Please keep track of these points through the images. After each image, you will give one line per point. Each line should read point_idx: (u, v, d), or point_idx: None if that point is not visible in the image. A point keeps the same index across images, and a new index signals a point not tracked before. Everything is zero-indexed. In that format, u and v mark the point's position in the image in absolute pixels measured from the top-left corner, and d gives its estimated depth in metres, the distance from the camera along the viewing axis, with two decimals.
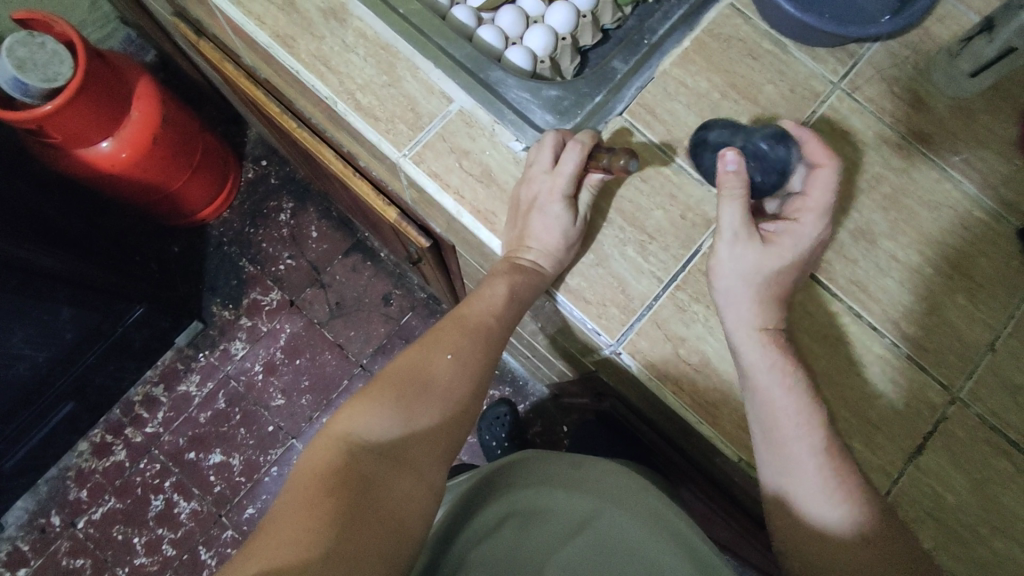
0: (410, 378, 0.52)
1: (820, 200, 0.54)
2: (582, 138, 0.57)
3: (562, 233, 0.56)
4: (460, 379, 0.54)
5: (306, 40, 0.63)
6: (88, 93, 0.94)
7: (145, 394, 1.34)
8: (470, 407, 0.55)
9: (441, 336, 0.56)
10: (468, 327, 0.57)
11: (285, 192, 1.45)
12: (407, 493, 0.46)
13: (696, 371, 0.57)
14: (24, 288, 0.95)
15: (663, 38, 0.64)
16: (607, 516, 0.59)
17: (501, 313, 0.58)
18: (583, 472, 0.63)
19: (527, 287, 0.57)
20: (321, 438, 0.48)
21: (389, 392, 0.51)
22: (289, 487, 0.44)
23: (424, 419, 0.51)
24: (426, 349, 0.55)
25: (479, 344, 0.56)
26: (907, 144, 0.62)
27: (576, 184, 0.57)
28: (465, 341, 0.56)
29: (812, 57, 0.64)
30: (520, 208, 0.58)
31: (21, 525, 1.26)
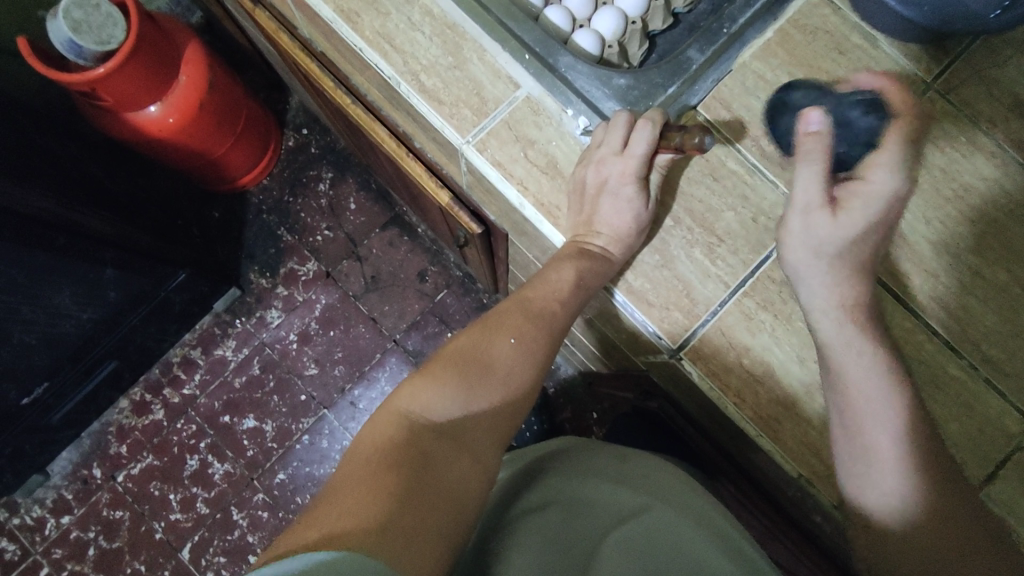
0: (468, 360, 0.52)
1: (894, 155, 0.49)
2: (651, 116, 0.55)
3: (633, 217, 0.55)
4: (521, 366, 0.54)
5: (370, 17, 0.61)
6: (138, 55, 0.93)
7: (183, 356, 1.36)
8: (527, 397, 0.55)
9: (503, 318, 0.56)
10: (532, 312, 0.56)
11: (325, 161, 1.44)
12: (463, 472, 0.47)
13: (760, 382, 0.55)
14: (75, 251, 0.96)
15: (744, 27, 0.60)
16: (656, 513, 0.58)
17: (565, 300, 0.57)
18: (633, 466, 0.63)
19: (596, 271, 0.55)
20: (379, 414, 0.48)
21: (450, 372, 0.51)
22: (348, 459, 0.44)
23: (482, 403, 0.51)
24: (489, 331, 0.54)
25: (542, 331, 0.56)
26: (1003, 154, 0.57)
27: (647, 165, 0.55)
28: (528, 326, 0.56)
29: (905, 54, 0.59)
30: (587, 192, 0.57)
31: (64, 475, 1.30)
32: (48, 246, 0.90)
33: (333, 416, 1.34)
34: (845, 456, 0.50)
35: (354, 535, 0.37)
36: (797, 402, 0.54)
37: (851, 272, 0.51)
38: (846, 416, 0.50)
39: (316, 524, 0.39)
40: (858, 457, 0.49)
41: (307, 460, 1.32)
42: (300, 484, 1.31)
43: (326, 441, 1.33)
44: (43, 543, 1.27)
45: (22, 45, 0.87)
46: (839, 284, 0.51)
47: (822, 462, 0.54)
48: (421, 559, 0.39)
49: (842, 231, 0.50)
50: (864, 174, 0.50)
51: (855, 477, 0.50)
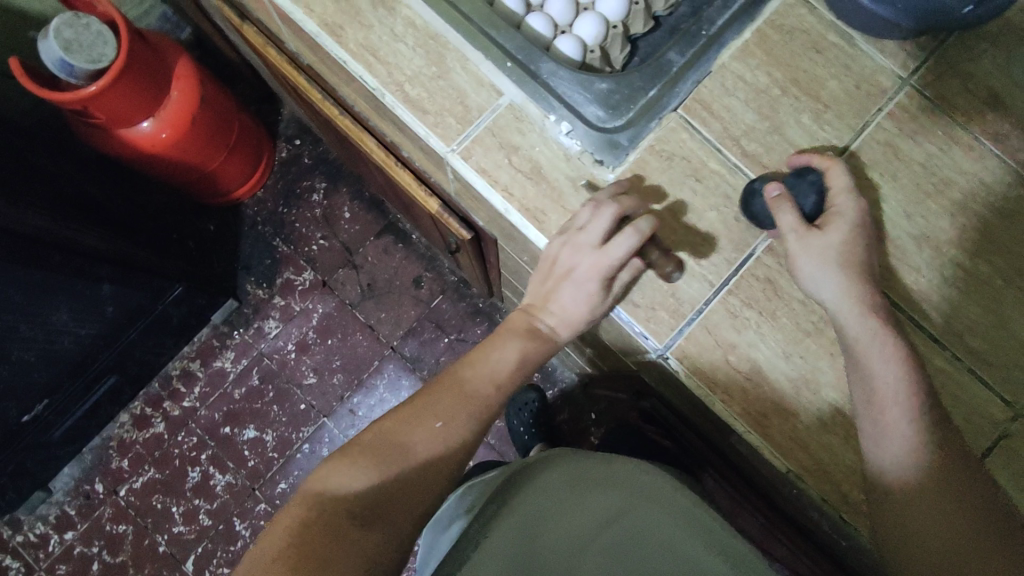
0: (394, 441, 0.51)
1: (841, 180, 0.54)
2: (641, 224, 0.52)
3: (589, 307, 0.56)
4: (450, 447, 0.52)
5: (354, 30, 0.62)
6: (130, 72, 0.94)
7: (182, 369, 1.37)
8: (456, 475, 0.54)
9: (438, 396, 0.54)
10: (461, 390, 0.55)
11: (318, 171, 1.45)
12: (376, 557, 0.45)
13: (746, 379, 0.55)
14: (71, 267, 0.96)
15: (722, 29, 0.61)
16: (634, 517, 0.58)
17: (501, 384, 0.56)
18: (612, 468, 0.63)
19: (539, 351, 0.58)
20: (296, 496, 0.47)
21: (373, 453, 0.50)
22: (255, 549, 0.43)
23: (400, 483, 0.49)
24: (419, 411, 0.53)
25: (473, 413, 0.54)
26: (980, 146, 0.58)
27: (619, 268, 0.54)
28: (457, 409, 0.54)
29: (882, 51, 0.60)
30: (553, 272, 0.56)
31: (66, 491, 1.30)
32: (44, 264, 0.90)
33: (333, 424, 1.34)
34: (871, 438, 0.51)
35: None
36: (783, 397, 0.55)
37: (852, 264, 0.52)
38: (872, 405, 0.50)
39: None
40: (880, 431, 0.50)
41: (308, 469, 1.33)
42: None
43: (327, 450, 1.33)
44: (46, 560, 1.27)
45: (14, 66, 0.88)
46: (846, 280, 0.51)
47: (810, 456, 0.55)
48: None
49: (835, 239, 0.52)
50: (829, 204, 0.54)
51: (879, 449, 0.50)
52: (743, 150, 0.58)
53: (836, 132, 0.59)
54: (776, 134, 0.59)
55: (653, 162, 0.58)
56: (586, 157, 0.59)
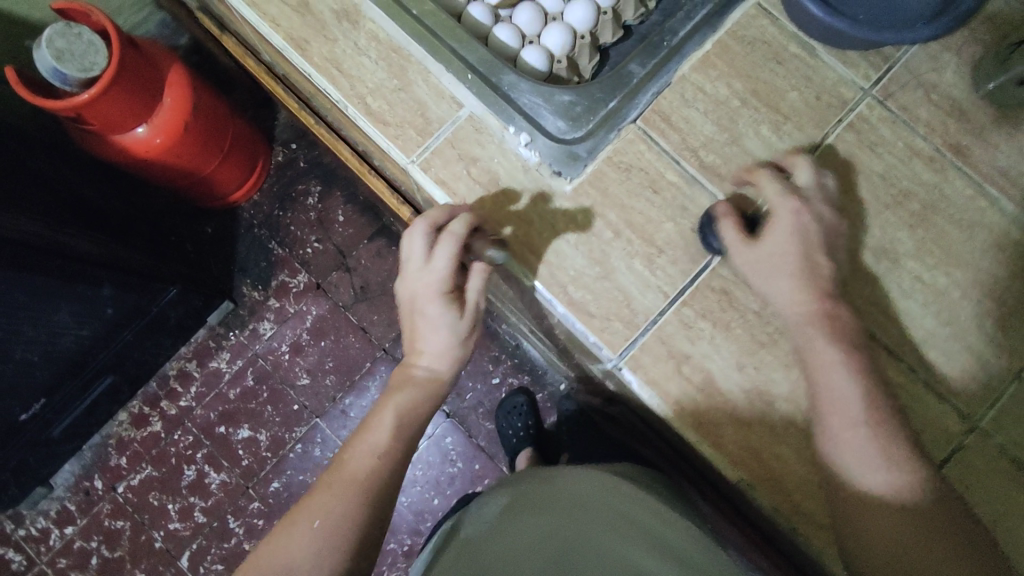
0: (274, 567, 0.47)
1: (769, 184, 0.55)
2: (455, 229, 0.54)
3: (450, 333, 0.57)
4: (336, 531, 0.48)
5: (319, 43, 0.63)
6: (122, 80, 0.96)
7: (179, 369, 1.40)
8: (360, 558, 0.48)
9: (312, 501, 0.50)
10: (340, 485, 0.51)
11: (313, 175, 1.46)
12: None
13: (700, 390, 0.56)
14: (73, 274, 0.98)
15: (683, 41, 0.61)
16: (578, 528, 0.56)
17: (381, 452, 0.53)
18: (565, 492, 0.62)
19: (414, 397, 0.58)
20: None
21: None
22: None
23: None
24: (291, 524, 0.49)
25: (349, 495, 0.50)
26: (941, 157, 0.58)
27: (453, 280, 0.56)
28: (331, 502, 0.49)
29: (844, 62, 0.60)
30: (407, 308, 0.58)
31: (66, 487, 1.33)
32: (49, 271, 0.93)
33: (325, 424, 1.36)
34: (844, 460, 0.48)
35: None
36: (735, 408, 0.56)
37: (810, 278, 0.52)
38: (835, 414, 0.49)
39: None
40: (848, 450, 0.48)
41: (301, 468, 1.35)
42: (295, 492, 1.34)
43: (319, 450, 1.35)
44: (47, 553, 1.30)
45: (11, 75, 0.90)
46: (801, 298, 0.51)
47: (762, 467, 0.55)
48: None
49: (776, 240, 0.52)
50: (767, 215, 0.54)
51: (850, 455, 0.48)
52: (701, 162, 0.59)
53: (795, 143, 0.59)
54: (734, 145, 0.59)
55: (610, 174, 0.59)
56: (544, 168, 0.59)
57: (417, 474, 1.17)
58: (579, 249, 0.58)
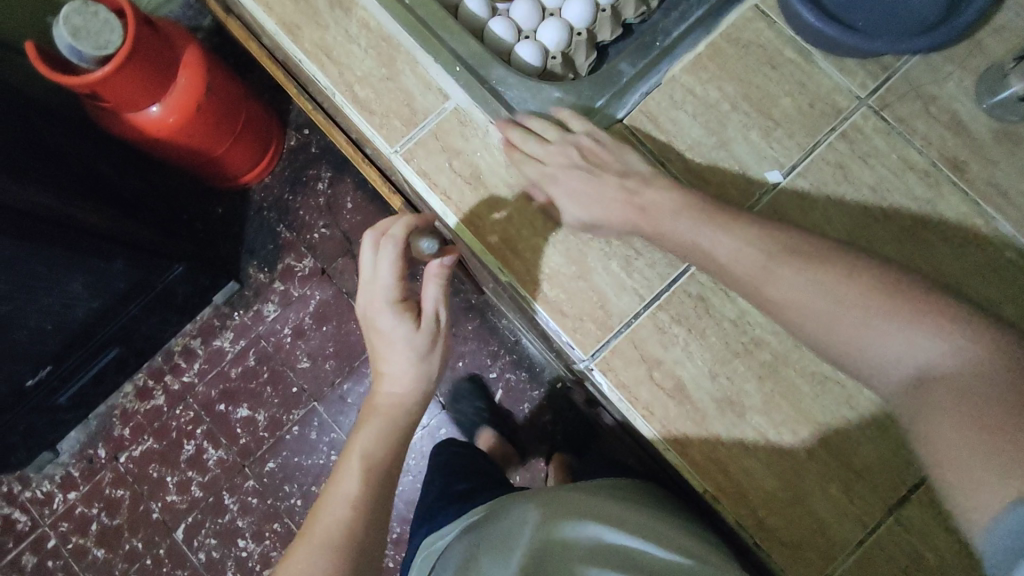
0: None
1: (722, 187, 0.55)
2: (395, 233, 0.58)
3: (410, 349, 0.60)
4: None
5: (310, 30, 0.63)
6: (136, 59, 0.96)
7: (184, 345, 1.42)
8: None
9: (291, 564, 0.51)
10: (315, 545, 0.52)
11: (324, 161, 1.46)
12: None
13: (670, 397, 0.55)
14: (82, 246, 1.00)
15: (676, 41, 0.60)
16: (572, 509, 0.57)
17: (355, 499, 0.55)
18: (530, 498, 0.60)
19: (381, 429, 0.60)
20: None
21: None
22: None
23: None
24: None
25: (331, 558, 0.51)
26: (936, 172, 0.56)
27: (402, 289, 0.60)
28: (310, 565, 0.50)
29: (840, 69, 0.59)
30: (369, 331, 0.62)
31: (71, 453, 1.37)
32: (59, 243, 0.95)
33: (323, 409, 1.38)
34: (948, 479, 0.41)
35: None
36: (705, 417, 0.55)
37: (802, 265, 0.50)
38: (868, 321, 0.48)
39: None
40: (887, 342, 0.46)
41: (297, 450, 1.37)
42: (289, 473, 1.36)
43: (315, 433, 1.37)
44: (51, 516, 1.34)
45: (30, 49, 0.91)
46: (827, 278, 0.49)
47: (728, 479, 0.54)
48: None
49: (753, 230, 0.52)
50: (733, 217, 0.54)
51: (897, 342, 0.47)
52: (686, 165, 0.58)
53: (784, 150, 0.58)
54: (721, 149, 0.58)
55: None
56: None
57: (409, 464, 1.18)
58: (557, 247, 0.58)
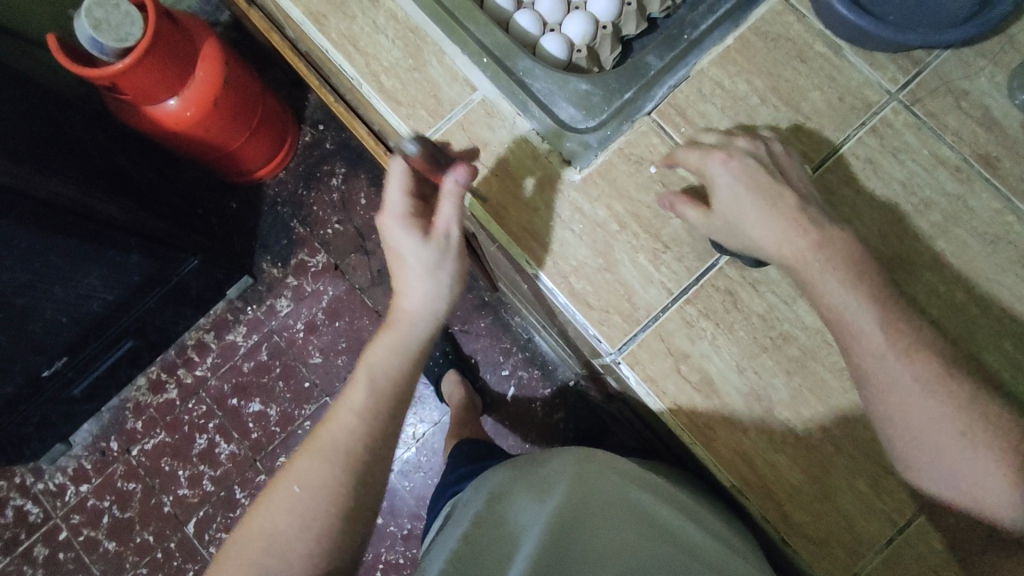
0: (264, 538, 0.51)
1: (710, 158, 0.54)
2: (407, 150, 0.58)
3: (425, 260, 0.56)
4: (319, 497, 0.52)
5: (337, 19, 0.63)
6: (156, 51, 0.95)
7: (197, 339, 1.42)
8: (345, 512, 0.52)
9: (293, 466, 0.54)
10: (321, 448, 0.53)
11: (339, 157, 1.46)
12: None
13: (696, 391, 0.55)
14: (100, 237, 0.99)
15: (703, 35, 0.60)
16: (582, 505, 0.56)
17: (359, 410, 0.55)
18: (558, 470, 0.62)
19: (393, 343, 0.57)
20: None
21: (251, 557, 0.51)
22: None
23: (289, 566, 0.50)
24: (278, 490, 0.53)
25: (326, 463, 0.53)
26: (967, 168, 0.56)
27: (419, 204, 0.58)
28: (312, 469, 0.53)
29: (871, 63, 0.58)
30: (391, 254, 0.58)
31: (84, 446, 1.38)
32: (76, 233, 0.94)
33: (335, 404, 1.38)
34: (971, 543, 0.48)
35: None
36: (731, 411, 0.55)
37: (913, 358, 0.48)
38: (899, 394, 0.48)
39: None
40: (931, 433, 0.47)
41: None
42: None
43: None
44: (63, 509, 1.35)
45: (51, 42, 0.91)
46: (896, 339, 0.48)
47: (753, 472, 0.54)
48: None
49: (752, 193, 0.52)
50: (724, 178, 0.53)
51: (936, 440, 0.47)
52: None
53: (813, 144, 0.57)
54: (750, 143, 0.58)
55: (620, 165, 0.58)
56: (554, 156, 0.59)
57: (420, 460, 1.17)
58: (584, 239, 0.57)
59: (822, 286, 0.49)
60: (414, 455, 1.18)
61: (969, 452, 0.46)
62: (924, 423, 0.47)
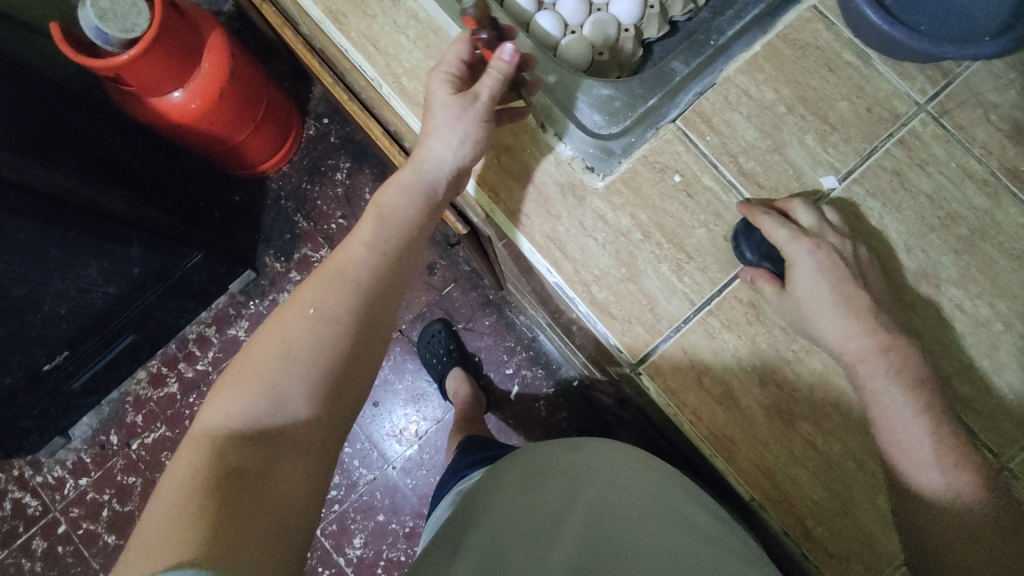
0: (266, 357, 0.46)
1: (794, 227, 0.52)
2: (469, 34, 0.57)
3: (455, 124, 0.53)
4: (332, 330, 0.47)
5: (356, 19, 0.62)
6: (162, 43, 0.92)
7: (199, 333, 1.39)
8: (356, 349, 0.48)
9: (302, 293, 0.49)
10: (330, 275, 0.50)
11: (344, 151, 1.44)
12: (290, 473, 0.43)
13: (718, 404, 0.54)
14: (98, 230, 0.96)
15: (730, 41, 0.59)
16: (587, 502, 0.53)
17: (371, 242, 0.51)
18: (550, 461, 0.58)
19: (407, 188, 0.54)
20: (183, 444, 0.43)
21: (246, 377, 0.45)
22: (160, 494, 0.39)
23: (291, 389, 0.45)
24: (282, 317, 0.48)
25: (340, 290, 0.49)
26: (995, 182, 0.55)
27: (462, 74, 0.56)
28: (325, 294, 0.48)
29: (900, 74, 0.57)
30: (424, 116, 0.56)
31: (84, 439, 1.35)
32: (72, 226, 0.91)
33: None
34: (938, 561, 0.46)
35: (184, 549, 0.35)
36: (754, 425, 0.54)
37: (916, 383, 0.49)
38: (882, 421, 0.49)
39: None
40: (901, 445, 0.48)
41: None
42: None
43: None
44: (62, 502, 1.32)
45: (56, 32, 0.88)
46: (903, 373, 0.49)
47: (775, 487, 0.54)
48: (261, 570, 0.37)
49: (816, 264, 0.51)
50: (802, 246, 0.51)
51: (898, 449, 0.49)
52: (741, 167, 0.57)
53: (840, 155, 0.56)
54: (776, 153, 0.57)
55: (644, 173, 0.57)
56: (576, 163, 0.58)
57: (423, 457, 1.17)
58: (606, 248, 0.57)
59: (834, 336, 0.50)
60: (416, 452, 1.17)
61: (932, 472, 0.47)
62: (898, 440, 0.49)
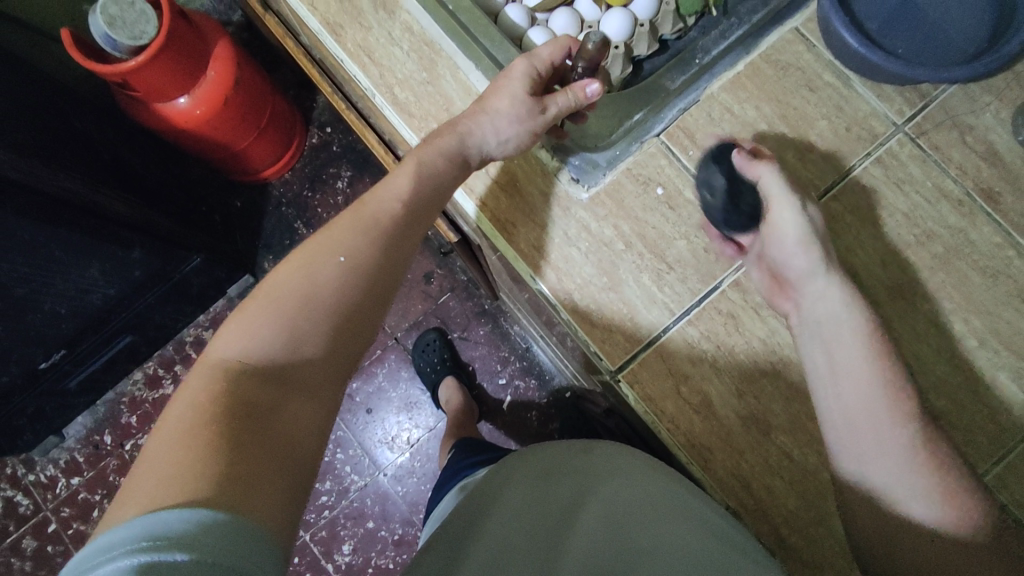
0: (290, 295, 0.44)
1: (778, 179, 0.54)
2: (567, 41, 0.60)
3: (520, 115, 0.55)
4: (360, 280, 0.46)
5: (353, 30, 0.64)
6: (169, 51, 0.94)
7: (196, 336, 1.40)
8: (378, 300, 0.47)
9: (331, 235, 0.48)
10: (363, 220, 0.49)
11: (345, 160, 1.46)
12: (303, 413, 0.41)
13: (695, 412, 0.55)
14: (98, 232, 0.98)
15: (715, 60, 0.61)
16: (600, 499, 0.52)
17: (406, 198, 0.51)
18: (565, 458, 0.57)
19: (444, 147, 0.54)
20: (191, 376, 0.41)
21: (267, 310, 0.43)
22: (165, 427, 0.37)
23: (312, 330, 0.43)
24: (310, 256, 0.46)
25: (370, 237, 0.48)
26: (970, 202, 0.57)
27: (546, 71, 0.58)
28: (355, 241, 0.48)
29: (878, 95, 0.59)
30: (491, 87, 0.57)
31: (77, 438, 1.35)
32: (74, 227, 0.93)
33: None
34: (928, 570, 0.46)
35: (193, 491, 0.32)
36: (731, 434, 0.55)
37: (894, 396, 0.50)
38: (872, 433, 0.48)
39: (120, 514, 0.33)
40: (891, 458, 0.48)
41: None
42: None
43: None
44: (53, 501, 1.32)
45: (65, 37, 0.90)
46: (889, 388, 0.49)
47: (750, 496, 0.54)
48: (274, 510, 0.35)
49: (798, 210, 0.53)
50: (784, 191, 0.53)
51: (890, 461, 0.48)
52: None
53: (819, 173, 0.58)
54: None
55: (628, 186, 0.59)
56: (563, 174, 0.60)
57: (414, 465, 1.17)
58: (589, 258, 0.58)
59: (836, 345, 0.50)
60: (408, 459, 1.18)
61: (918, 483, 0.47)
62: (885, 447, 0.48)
